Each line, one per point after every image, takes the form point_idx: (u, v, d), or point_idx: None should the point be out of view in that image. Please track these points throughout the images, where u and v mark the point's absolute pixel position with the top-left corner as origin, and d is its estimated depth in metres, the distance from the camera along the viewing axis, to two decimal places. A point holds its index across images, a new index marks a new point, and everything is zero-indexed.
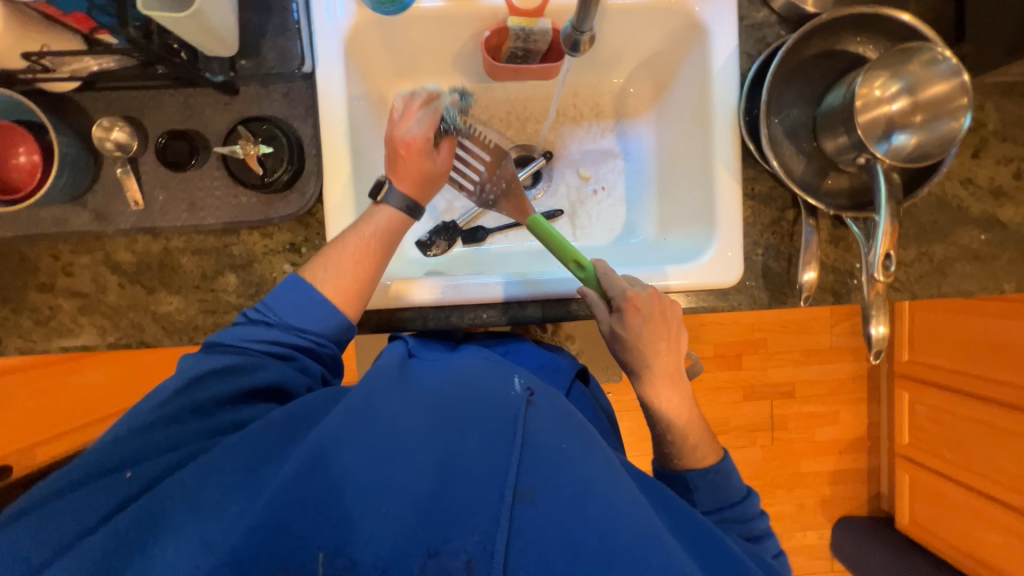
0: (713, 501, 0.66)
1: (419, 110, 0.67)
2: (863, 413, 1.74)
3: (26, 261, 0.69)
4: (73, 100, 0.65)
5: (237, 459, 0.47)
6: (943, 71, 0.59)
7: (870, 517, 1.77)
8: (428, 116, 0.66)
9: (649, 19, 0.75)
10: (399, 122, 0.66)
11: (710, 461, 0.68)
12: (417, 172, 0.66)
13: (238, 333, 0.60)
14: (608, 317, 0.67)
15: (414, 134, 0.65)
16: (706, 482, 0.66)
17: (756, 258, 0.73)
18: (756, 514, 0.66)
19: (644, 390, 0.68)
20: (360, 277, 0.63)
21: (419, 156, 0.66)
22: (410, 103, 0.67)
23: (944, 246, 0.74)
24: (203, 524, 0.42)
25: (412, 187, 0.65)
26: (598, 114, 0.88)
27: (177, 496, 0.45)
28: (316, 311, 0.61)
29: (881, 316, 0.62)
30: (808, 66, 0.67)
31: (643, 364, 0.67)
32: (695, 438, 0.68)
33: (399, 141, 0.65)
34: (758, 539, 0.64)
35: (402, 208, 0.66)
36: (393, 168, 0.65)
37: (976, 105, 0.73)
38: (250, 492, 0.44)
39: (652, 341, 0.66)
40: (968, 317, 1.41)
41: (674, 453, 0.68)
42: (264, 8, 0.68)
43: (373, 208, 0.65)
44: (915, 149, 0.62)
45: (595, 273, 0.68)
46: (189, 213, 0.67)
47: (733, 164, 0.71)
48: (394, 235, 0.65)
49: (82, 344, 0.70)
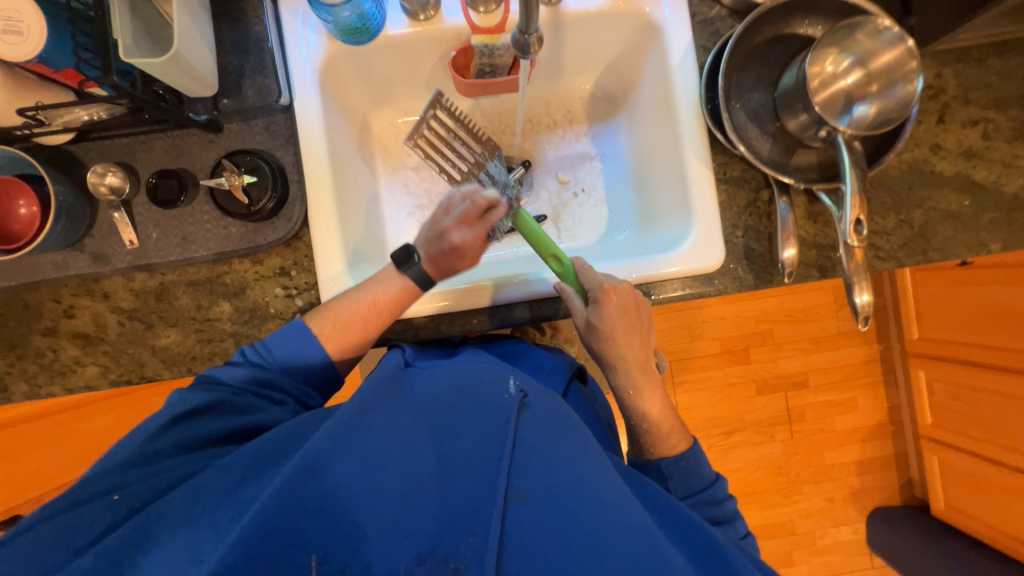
0: (686, 487, 0.68)
1: (477, 219, 0.68)
2: (882, 397, 1.70)
3: (30, 307, 0.72)
4: (69, 151, 0.70)
5: (225, 478, 0.48)
6: (888, 40, 0.61)
7: (904, 506, 1.70)
8: (482, 227, 0.68)
9: (606, 25, 0.78)
10: (452, 224, 0.67)
11: (681, 447, 0.70)
12: (448, 265, 0.71)
13: (237, 375, 0.62)
14: (584, 309, 0.69)
15: (463, 242, 0.67)
16: (679, 469, 0.68)
17: (736, 239, 0.74)
18: (724, 497, 0.69)
19: (619, 379, 0.70)
20: (363, 324, 0.67)
21: (460, 258, 0.69)
22: (473, 208, 0.67)
23: (923, 211, 0.74)
24: (196, 537, 0.43)
25: (436, 274, 0.70)
26: (571, 120, 0.92)
27: (171, 511, 0.46)
28: (306, 347, 0.65)
29: (864, 284, 0.62)
30: (761, 51, 0.70)
31: (619, 356, 0.69)
32: (667, 425, 0.70)
33: (448, 243, 0.67)
34: (727, 521, 0.67)
35: (418, 282, 0.69)
36: (427, 250, 0.69)
37: (934, 73, 0.75)
38: (239, 503, 0.45)
39: (626, 333, 0.69)
40: (973, 287, 1.39)
41: (649, 443, 0.70)
42: (243, 50, 0.72)
43: (393, 272, 0.69)
44: (877, 117, 0.63)
45: (574, 269, 0.70)
46: (181, 247, 0.70)
47: (704, 151, 0.73)
48: (399, 307, 0.69)
49: (85, 383, 0.72)
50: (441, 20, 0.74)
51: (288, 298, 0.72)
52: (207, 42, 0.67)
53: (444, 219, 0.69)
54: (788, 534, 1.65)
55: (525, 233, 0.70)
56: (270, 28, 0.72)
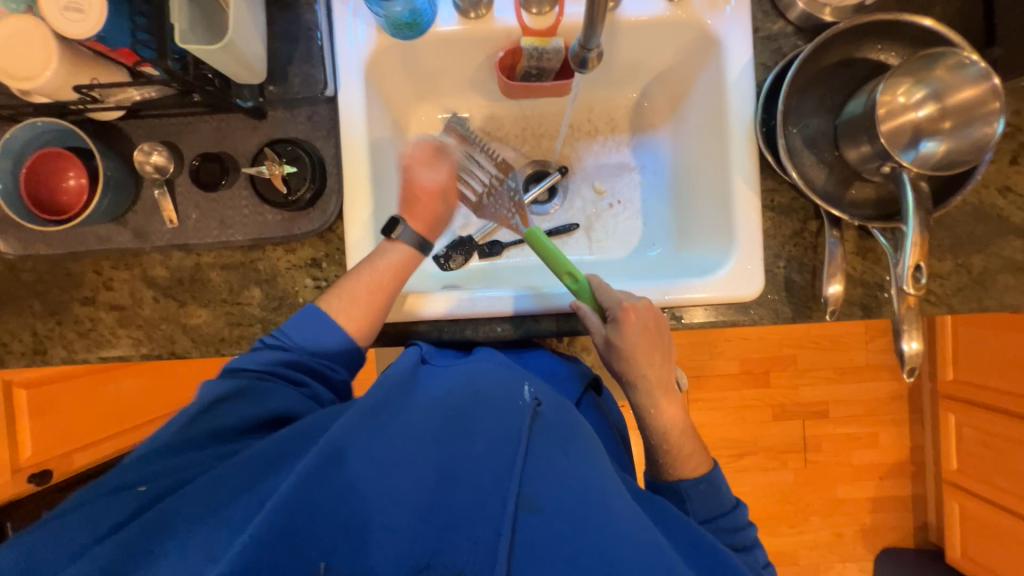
0: (706, 511, 0.66)
1: (434, 156, 0.74)
2: (906, 436, 1.64)
3: (72, 276, 0.74)
4: (118, 127, 0.71)
5: (236, 475, 0.48)
6: (972, 75, 0.56)
7: (917, 549, 1.65)
8: (445, 163, 0.74)
9: (662, 33, 0.75)
10: (418, 167, 0.72)
11: (702, 469, 0.67)
12: (429, 215, 0.72)
13: (257, 358, 0.62)
14: (601, 327, 0.68)
15: (433, 179, 0.72)
16: (698, 491, 0.65)
17: (778, 270, 0.71)
18: (745, 523, 0.66)
19: (640, 399, 0.69)
20: (374, 312, 0.66)
21: (436, 202, 0.72)
22: (424, 148, 0.74)
23: (983, 257, 0.70)
24: (215, 528, 0.44)
25: (425, 228, 0.71)
26: (613, 128, 0.89)
27: (192, 500, 0.47)
28: (319, 326, 0.64)
29: (914, 331, 0.59)
30: (826, 75, 0.66)
31: (640, 375, 0.68)
32: (688, 447, 0.68)
33: (420, 186, 0.72)
34: (746, 549, 0.64)
35: (414, 246, 0.70)
36: (409, 210, 0.71)
37: (1011, 110, 0.70)
38: (248, 504, 0.45)
39: (648, 351, 0.67)
40: (1017, 334, 1.32)
41: (667, 463, 0.68)
42: (292, 38, 0.72)
43: (386, 243, 0.69)
44: (946, 157, 0.59)
45: (589, 286, 0.69)
46: (219, 230, 0.70)
47: (752, 174, 0.70)
48: (404, 272, 0.69)
49: (119, 354, 0.74)
50: (491, 20, 0.72)
51: (317, 289, 0.72)
52: (259, 29, 0.67)
53: (409, 170, 0.73)
54: (791, 563, 1.62)
55: (536, 248, 0.70)
56: (321, 17, 0.72)
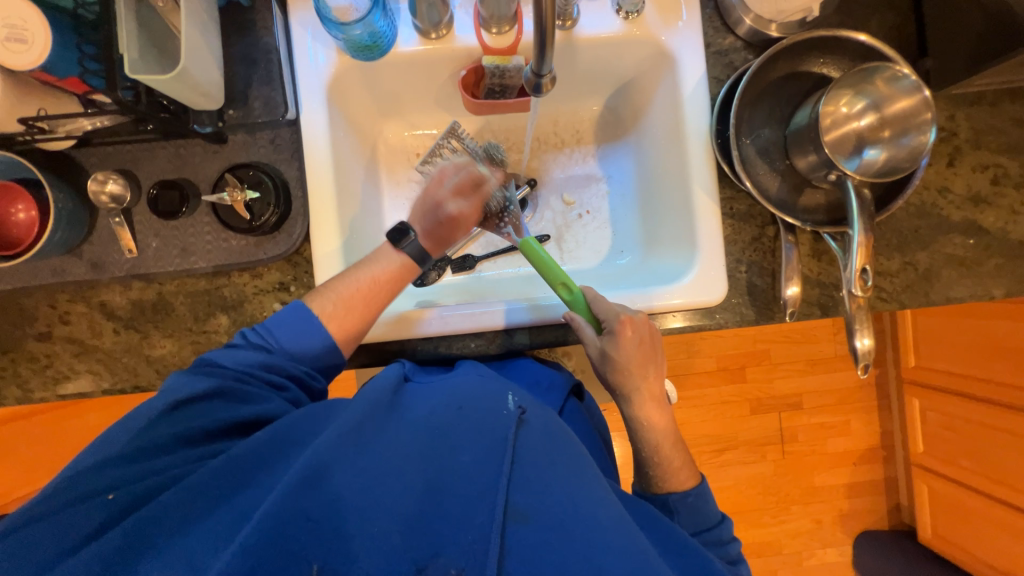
0: (692, 523, 0.66)
1: (471, 190, 0.74)
2: (876, 422, 1.70)
3: (25, 311, 0.71)
4: (70, 156, 0.69)
5: (226, 478, 0.47)
6: (906, 87, 0.60)
7: (891, 531, 1.71)
8: (476, 199, 0.74)
9: (621, 49, 0.77)
10: (448, 195, 0.72)
11: (688, 484, 0.68)
12: (441, 237, 0.72)
13: (237, 357, 0.59)
14: (596, 339, 0.68)
15: (461, 211, 0.72)
16: (686, 504, 0.66)
17: (739, 275, 0.74)
18: (729, 538, 0.67)
19: (631, 411, 0.70)
20: (352, 329, 0.65)
21: (453, 229, 0.73)
22: (467, 179, 0.73)
23: (928, 254, 0.74)
24: (196, 540, 0.42)
25: (434, 249, 0.72)
26: (579, 140, 0.91)
27: (174, 509, 0.45)
28: (295, 330, 0.63)
29: (865, 329, 0.62)
30: (774, 88, 0.70)
31: (633, 388, 0.69)
32: (676, 460, 0.69)
33: (445, 212, 0.71)
34: (732, 563, 0.65)
35: (416, 257, 0.70)
36: (423, 226, 0.71)
37: (946, 116, 0.75)
38: (240, 507, 0.44)
39: (641, 364, 0.68)
40: (970, 321, 1.40)
41: (656, 475, 0.69)
42: (251, 61, 0.71)
43: (389, 249, 0.69)
44: (886, 164, 0.63)
45: (583, 299, 0.70)
46: (180, 258, 0.69)
47: (710, 184, 0.72)
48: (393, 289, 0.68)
49: (77, 389, 0.71)
50: (453, 39, 0.73)
51: None
52: (215, 55, 0.67)
53: (438, 191, 0.72)
54: (775, 553, 1.66)
55: (531, 258, 0.71)
56: (279, 39, 0.71)
